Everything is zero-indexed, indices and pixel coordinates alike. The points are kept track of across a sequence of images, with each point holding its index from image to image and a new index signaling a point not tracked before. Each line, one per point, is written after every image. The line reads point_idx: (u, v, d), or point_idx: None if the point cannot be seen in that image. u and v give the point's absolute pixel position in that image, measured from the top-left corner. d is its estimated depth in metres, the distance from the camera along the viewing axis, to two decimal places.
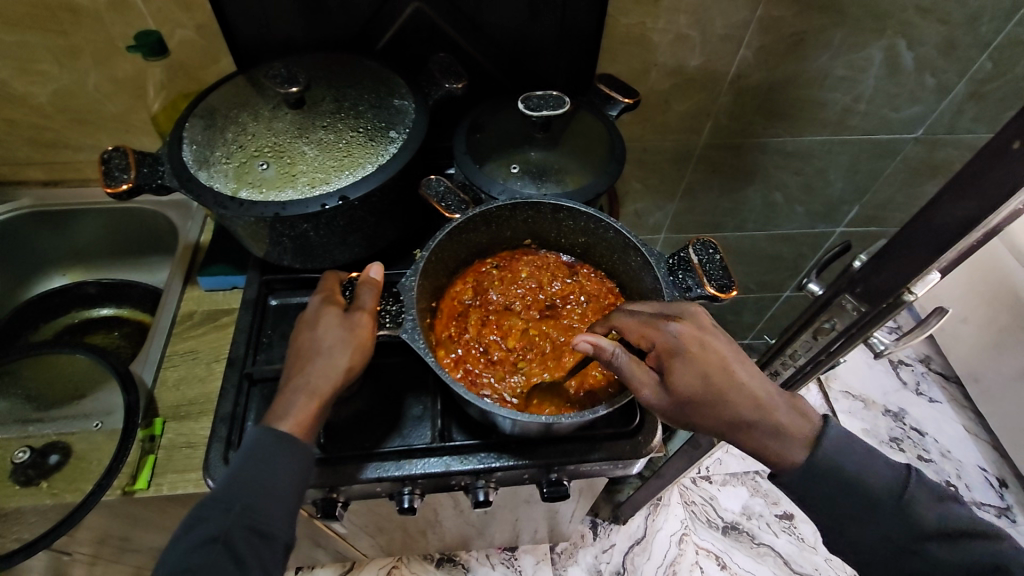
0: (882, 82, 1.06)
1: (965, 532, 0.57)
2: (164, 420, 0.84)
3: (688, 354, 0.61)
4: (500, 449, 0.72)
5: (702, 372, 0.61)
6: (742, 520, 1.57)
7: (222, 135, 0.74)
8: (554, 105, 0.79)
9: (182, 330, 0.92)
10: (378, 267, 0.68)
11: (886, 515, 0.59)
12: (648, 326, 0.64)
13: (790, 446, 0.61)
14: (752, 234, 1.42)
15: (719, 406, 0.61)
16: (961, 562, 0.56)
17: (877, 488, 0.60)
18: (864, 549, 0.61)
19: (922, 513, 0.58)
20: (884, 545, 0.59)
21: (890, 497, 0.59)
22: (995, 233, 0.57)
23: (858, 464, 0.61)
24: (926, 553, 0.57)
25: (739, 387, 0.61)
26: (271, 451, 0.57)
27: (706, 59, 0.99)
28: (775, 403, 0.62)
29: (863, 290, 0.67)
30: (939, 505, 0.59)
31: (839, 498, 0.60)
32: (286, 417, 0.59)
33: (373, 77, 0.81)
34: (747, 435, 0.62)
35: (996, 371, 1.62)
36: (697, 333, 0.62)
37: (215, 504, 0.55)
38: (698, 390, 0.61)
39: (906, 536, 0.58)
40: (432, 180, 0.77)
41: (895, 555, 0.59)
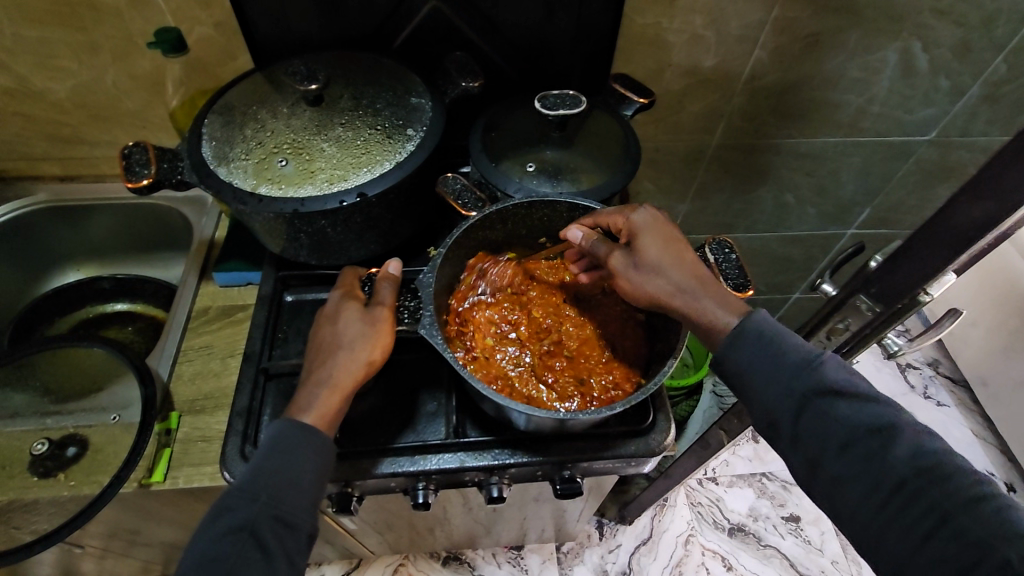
0: (896, 84, 1.06)
1: (864, 396, 0.55)
2: (179, 415, 0.84)
3: (648, 228, 0.68)
4: (514, 446, 0.72)
5: (664, 244, 0.67)
6: (749, 522, 1.57)
7: (241, 132, 0.75)
8: (570, 105, 0.79)
9: (198, 325, 0.93)
10: (397, 263, 0.67)
11: (790, 371, 0.57)
12: (620, 209, 0.71)
13: (722, 314, 0.63)
14: (762, 234, 1.42)
15: (666, 269, 0.66)
16: (855, 418, 0.54)
17: (790, 349, 0.59)
18: (770, 408, 0.58)
19: (827, 372, 0.56)
20: (788, 401, 0.57)
21: (802, 358, 0.58)
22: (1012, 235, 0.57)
23: (776, 337, 0.60)
24: (827, 409, 0.55)
25: (684, 259, 0.66)
26: (293, 442, 0.57)
27: (720, 59, 0.99)
28: (716, 282, 0.66)
29: (878, 291, 0.67)
30: (844, 371, 0.57)
31: (754, 361, 0.59)
32: (308, 410, 0.59)
33: (390, 74, 0.82)
34: (684, 303, 0.64)
35: (1007, 375, 1.61)
36: (662, 218, 0.70)
37: (239, 494, 0.55)
38: (655, 256, 0.67)
39: (809, 390, 0.56)
40: (448, 178, 0.78)
41: (797, 412, 0.56)
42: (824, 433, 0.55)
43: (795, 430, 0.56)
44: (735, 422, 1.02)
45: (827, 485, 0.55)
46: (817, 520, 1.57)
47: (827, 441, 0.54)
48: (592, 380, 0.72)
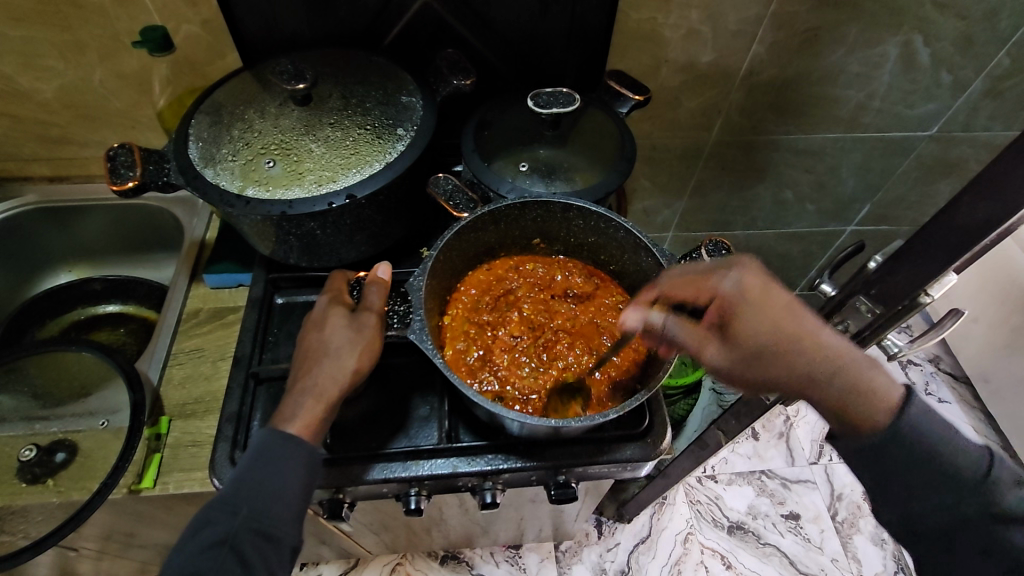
0: (897, 79, 1.04)
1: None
2: (169, 419, 0.83)
3: (747, 299, 0.61)
4: (508, 451, 0.71)
5: (768, 322, 0.60)
6: (748, 520, 1.56)
7: (228, 132, 0.73)
8: (563, 103, 0.77)
9: (188, 328, 0.92)
10: (386, 266, 0.65)
11: (954, 484, 0.55)
12: (704, 278, 0.64)
13: (872, 409, 0.56)
14: (761, 232, 1.41)
15: (788, 349, 0.59)
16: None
17: (956, 459, 0.55)
18: (926, 523, 0.56)
19: (1001, 492, 0.53)
20: (947, 519, 0.55)
21: (969, 470, 0.55)
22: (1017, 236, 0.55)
23: (933, 436, 0.56)
24: (997, 534, 0.53)
25: (801, 339, 0.59)
26: (278, 453, 0.56)
27: (718, 55, 0.97)
28: (856, 360, 0.58)
29: (878, 292, 0.66)
30: (1023, 488, 0.53)
31: (909, 469, 0.56)
32: (292, 419, 0.57)
33: (380, 73, 0.80)
34: (815, 390, 0.58)
35: (1010, 371, 1.61)
36: (758, 279, 0.62)
37: (220, 506, 0.54)
38: (762, 334, 0.60)
39: (976, 511, 0.54)
40: (439, 178, 0.76)
41: (960, 528, 0.55)
42: (992, 556, 0.53)
43: (956, 548, 0.55)
44: (734, 422, 1.01)
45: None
46: (817, 518, 1.57)
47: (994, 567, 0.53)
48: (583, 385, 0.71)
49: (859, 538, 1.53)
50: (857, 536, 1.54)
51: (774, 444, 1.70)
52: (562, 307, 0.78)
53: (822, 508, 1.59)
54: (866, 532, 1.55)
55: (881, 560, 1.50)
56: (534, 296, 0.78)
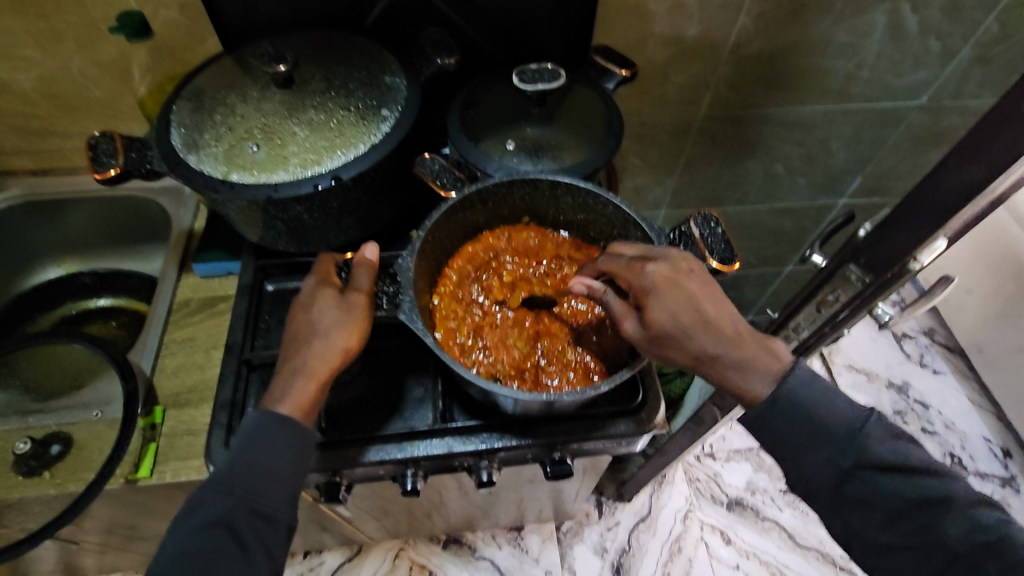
0: (885, 48, 1.04)
1: (917, 468, 0.55)
2: (164, 409, 0.83)
3: (666, 290, 0.60)
4: (502, 430, 0.71)
5: (681, 308, 0.59)
6: (747, 496, 1.58)
7: (211, 117, 0.73)
8: (549, 79, 0.77)
9: (180, 318, 0.91)
10: (373, 247, 0.64)
11: (835, 444, 0.57)
12: (629, 265, 0.63)
13: (756, 382, 0.60)
14: (753, 207, 1.41)
15: (695, 339, 0.59)
16: (903, 493, 0.55)
17: (834, 419, 0.58)
18: (809, 480, 0.59)
19: (875, 446, 0.56)
20: (829, 476, 0.58)
21: (844, 429, 0.57)
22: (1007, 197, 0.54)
23: (815, 398, 0.59)
24: (873, 483, 0.56)
25: (709, 324, 0.60)
26: (270, 434, 0.55)
27: (705, 28, 0.97)
28: (748, 341, 0.61)
29: (868, 260, 0.66)
30: (892, 440, 0.57)
31: (793, 430, 0.59)
32: (283, 400, 0.57)
33: (363, 53, 0.79)
34: (715, 371, 0.60)
35: (1006, 340, 1.62)
36: (676, 270, 0.61)
37: (215, 488, 0.54)
38: (675, 325, 0.59)
39: (854, 465, 0.57)
40: (426, 159, 0.75)
41: (839, 483, 0.57)
42: (871, 505, 0.56)
43: (839, 500, 0.58)
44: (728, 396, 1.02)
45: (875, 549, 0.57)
46: None
47: (875, 513, 0.56)
48: (569, 355, 0.70)
49: None
50: None
51: None
52: (551, 279, 0.77)
53: None
54: None
55: None
56: (524, 270, 0.77)
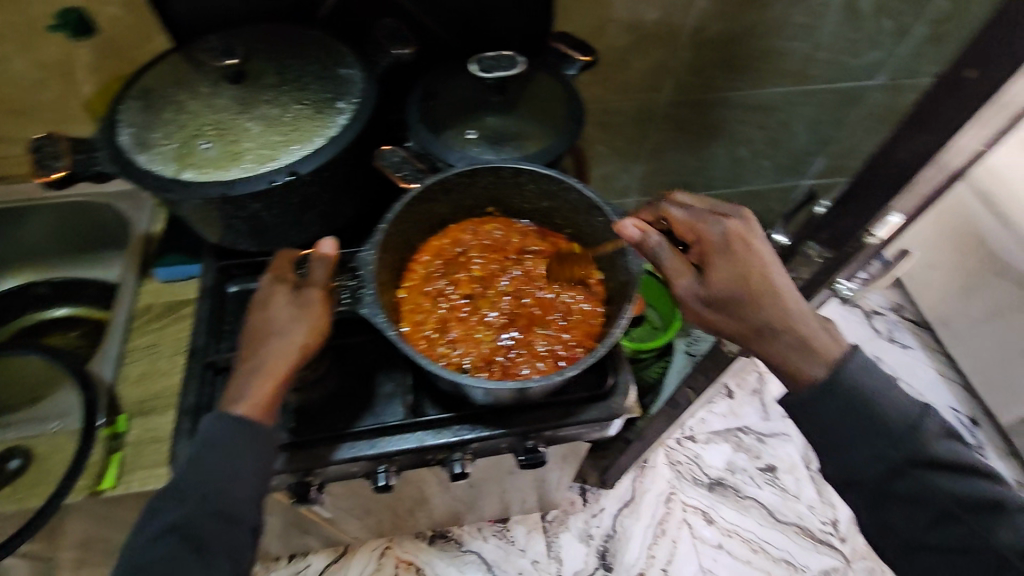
0: (841, 29, 1.05)
1: (971, 469, 0.56)
2: (128, 417, 0.81)
3: (733, 249, 0.59)
4: (474, 421, 0.71)
5: (744, 273, 0.58)
6: (727, 475, 1.60)
7: (160, 116, 0.71)
8: (506, 66, 0.77)
9: (141, 324, 0.89)
10: (331, 241, 0.61)
11: (888, 436, 0.56)
12: (698, 221, 0.61)
13: (811, 363, 0.58)
14: (721, 191, 1.42)
15: (754, 306, 0.58)
16: (957, 492, 0.55)
17: (888, 412, 0.57)
18: (856, 470, 0.58)
19: (929, 442, 0.56)
20: (879, 469, 0.57)
21: (902, 422, 0.56)
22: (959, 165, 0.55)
23: (871, 385, 0.57)
24: (925, 481, 0.56)
25: (774, 292, 0.58)
26: (227, 436, 0.54)
27: (663, 13, 0.97)
28: (813, 320, 0.58)
29: (827, 237, 0.66)
30: (946, 439, 0.57)
31: (843, 418, 0.57)
32: (240, 400, 0.55)
33: (317, 46, 0.78)
34: (769, 345, 0.59)
35: (969, 312, 1.67)
36: (750, 234, 0.59)
37: (172, 493, 0.54)
38: (733, 286, 0.58)
39: (905, 459, 0.56)
40: (385, 152, 0.74)
41: (890, 479, 0.57)
42: (919, 504, 0.56)
43: (884, 494, 0.58)
44: (702, 377, 1.04)
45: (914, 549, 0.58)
46: (792, 469, 1.62)
47: (921, 512, 0.56)
48: (539, 345, 0.70)
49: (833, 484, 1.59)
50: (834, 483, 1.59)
51: (749, 401, 1.74)
52: (518, 269, 0.76)
53: (797, 458, 1.64)
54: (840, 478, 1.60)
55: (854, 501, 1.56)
56: (489, 261, 0.76)
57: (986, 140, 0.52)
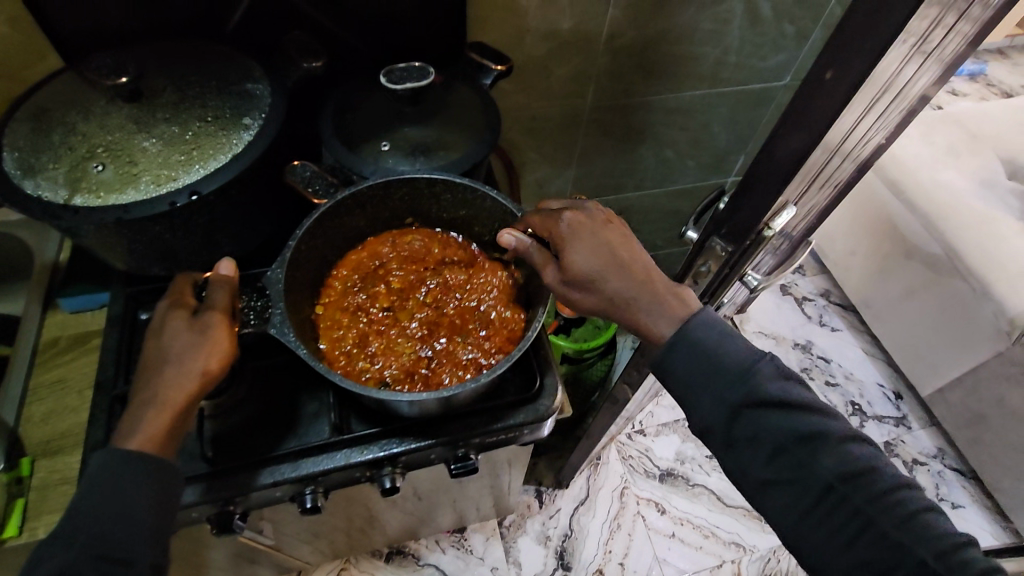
0: (746, 33, 1.11)
1: (800, 406, 0.58)
2: (32, 460, 0.78)
3: (579, 233, 0.65)
4: (401, 434, 0.70)
5: (589, 251, 0.64)
6: (677, 466, 1.65)
7: (49, 138, 0.67)
8: (418, 77, 0.76)
9: (48, 360, 0.84)
10: (228, 263, 0.62)
11: (727, 381, 0.59)
12: (547, 215, 0.68)
13: (661, 322, 0.62)
14: (651, 191, 1.47)
15: (603, 280, 0.64)
16: (787, 427, 0.57)
17: (727, 358, 0.59)
18: (704, 415, 0.60)
19: (761, 382, 0.58)
20: (720, 411, 0.59)
21: (736, 365, 0.59)
22: (841, 152, 0.58)
23: (710, 338, 0.60)
24: (759, 418, 0.58)
25: (619, 265, 0.64)
26: (119, 473, 0.52)
27: (577, 21, 0.99)
28: (658, 284, 0.64)
29: (727, 231, 0.70)
30: (780, 379, 0.59)
31: (688, 367, 0.60)
32: (134, 434, 0.53)
33: (221, 61, 0.76)
34: (626, 312, 0.64)
35: (886, 293, 1.78)
36: (590, 219, 0.67)
37: (55, 541, 0.50)
38: (583, 266, 0.64)
39: (741, 400, 0.58)
40: (296, 166, 0.73)
41: (729, 420, 0.59)
42: (758, 441, 0.58)
43: (731, 437, 0.59)
44: (636, 373, 1.06)
45: (758, 488, 0.59)
46: None
47: (761, 449, 0.58)
48: (459, 350, 0.71)
49: None
50: None
51: None
52: (439, 278, 0.76)
53: None
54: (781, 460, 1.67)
55: None
56: (410, 272, 0.76)
57: (862, 114, 0.53)
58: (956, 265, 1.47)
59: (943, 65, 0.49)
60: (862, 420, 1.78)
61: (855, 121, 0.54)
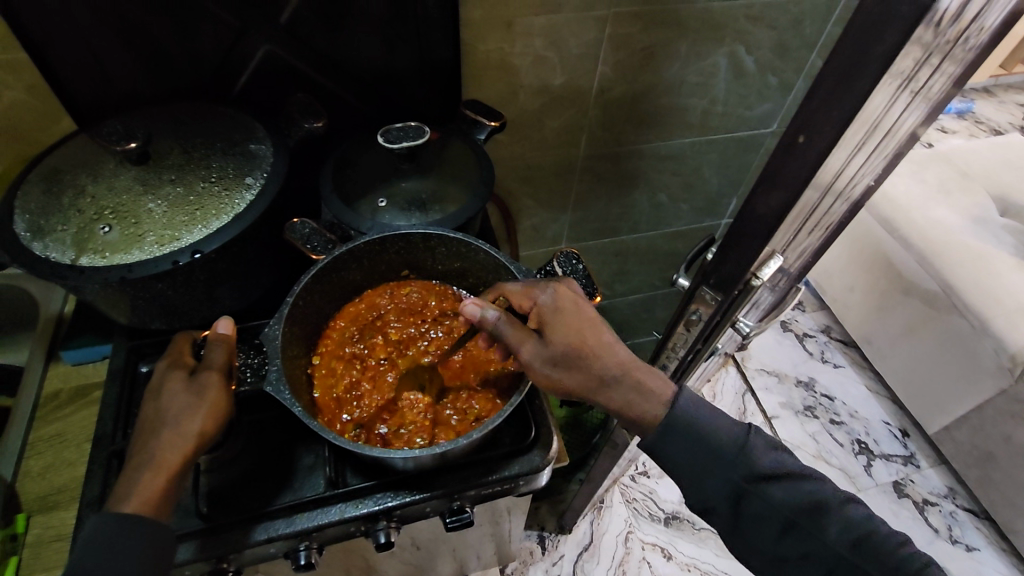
0: (732, 85, 1.15)
1: (798, 476, 0.62)
2: (27, 515, 0.78)
3: (565, 308, 0.66)
4: (397, 487, 0.70)
5: (576, 330, 0.64)
6: (682, 509, 1.62)
7: (59, 201, 0.70)
8: (414, 136, 0.79)
9: (47, 412, 0.85)
10: (226, 321, 0.64)
11: (728, 460, 0.62)
12: (528, 290, 0.68)
13: (651, 404, 0.63)
14: (646, 234, 1.50)
15: (592, 360, 0.64)
16: (792, 500, 0.61)
17: (725, 438, 0.62)
18: (710, 496, 0.63)
19: (759, 460, 0.61)
20: (727, 491, 0.62)
21: (734, 444, 0.62)
22: (832, 191, 0.59)
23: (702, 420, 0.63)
24: (764, 494, 0.61)
25: (604, 345, 0.65)
26: (115, 538, 0.51)
27: (568, 77, 1.04)
28: (640, 365, 0.65)
29: (716, 281, 0.71)
30: (772, 451, 0.63)
31: (691, 453, 0.63)
32: (129, 497, 0.53)
33: (227, 123, 0.79)
34: (613, 393, 0.64)
35: (886, 330, 1.78)
36: (573, 295, 0.67)
37: None
38: (572, 345, 0.64)
39: (745, 478, 0.61)
40: (295, 224, 0.75)
41: (735, 499, 0.62)
42: (767, 517, 0.61)
43: (740, 513, 0.63)
44: None
45: (773, 559, 0.63)
46: None
47: (770, 523, 0.61)
48: (450, 412, 0.70)
49: None
50: None
51: None
52: (434, 331, 0.78)
53: None
54: None
55: None
56: (406, 324, 0.78)
57: (852, 155, 0.54)
58: (954, 300, 1.48)
59: (931, 101, 0.50)
60: (868, 458, 1.75)
61: (844, 163, 0.55)
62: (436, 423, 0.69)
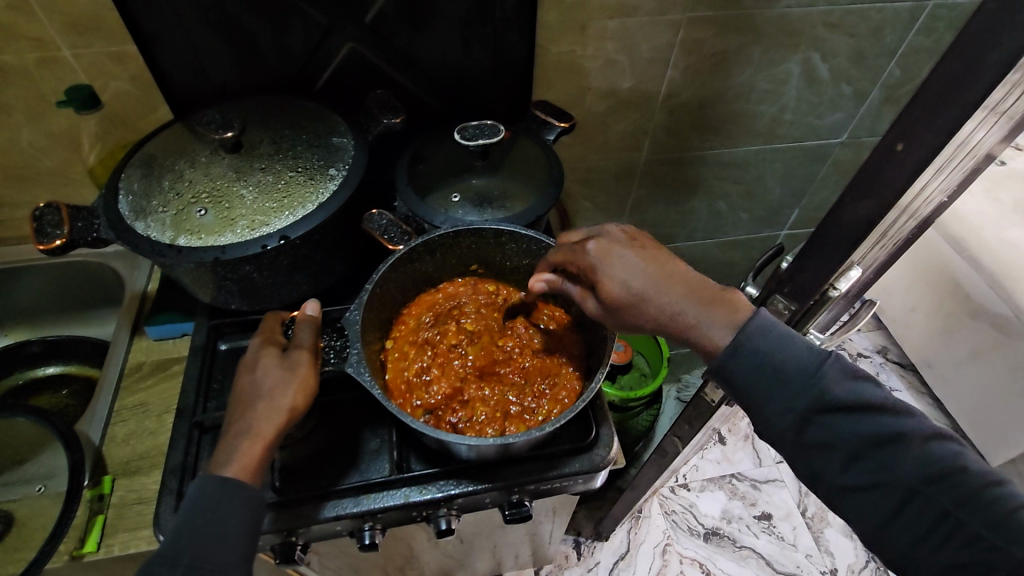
0: (804, 93, 1.13)
1: (870, 407, 0.53)
2: (113, 478, 0.83)
3: (609, 258, 0.63)
4: (459, 476, 0.72)
5: (619, 278, 0.62)
6: (722, 525, 1.58)
7: (159, 184, 0.74)
8: (489, 134, 0.81)
9: (131, 384, 0.91)
10: (314, 304, 0.67)
11: (792, 385, 0.54)
12: (571, 251, 0.67)
13: (715, 331, 0.58)
14: (702, 242, 1.47)
15: (647, 304, 0.61)
16: (863, 431, 0.52)
17: (787, 362, 0.55)
18: (768, 425, 0.56)
19: (831, 386, 0.53)
20: (788, 422, 0.54)
21: (798, 368, 0.54)
22: (910, 212, 0.57)
23: (766, 343, 0.56)
24: (831, 425, 0.53)
25: (658, 285, 0.61)
26: (218, 498, 0.55)
27: (637, 81, 1.04)
28: (706, 291, 0.61)
29: (790, 289, 0.70)
30: (849, 381, 0.54)
31: (752, 376, 0.56)
32: (228, 462, 0.56)
33: (312, 116, 0.83)
34: (677, 329, 0.60)
35: (950, 357, 1.71)
36: (614, 242, 0.65)
37: (161, 561, 0.52)
38: (620, 294, 0.62)
39: (808, 409, 0.54)
40: (374, 215, 0.78)
41: (797, 428, 0.54)
42: (832, 449, 0.53)
43: (802, 447, 0.55)
44: (687, 428, 1.05)
45: (835, 493, 0.55)
46: (788, 516, 1.59)
47: (833, 456, 0.53)
48: (515, 407, 0.72)
49: (830, 531, 1.57)
50: (828, 529, 1.57)
51: (741, 447, 1.74)
52: (505, 324, 0.79)
53: (793, 505, 1.61)
54: (836, 525, 1.58)
55: (853, 549, 1.53)
56: (481, 314, 0.80)
57: (927, 178, 0.52)
58: None
59: (1012, 124, 0.47)
60: None
61: (922, 184, 0.53)
62: (501, 407, 0.71)
